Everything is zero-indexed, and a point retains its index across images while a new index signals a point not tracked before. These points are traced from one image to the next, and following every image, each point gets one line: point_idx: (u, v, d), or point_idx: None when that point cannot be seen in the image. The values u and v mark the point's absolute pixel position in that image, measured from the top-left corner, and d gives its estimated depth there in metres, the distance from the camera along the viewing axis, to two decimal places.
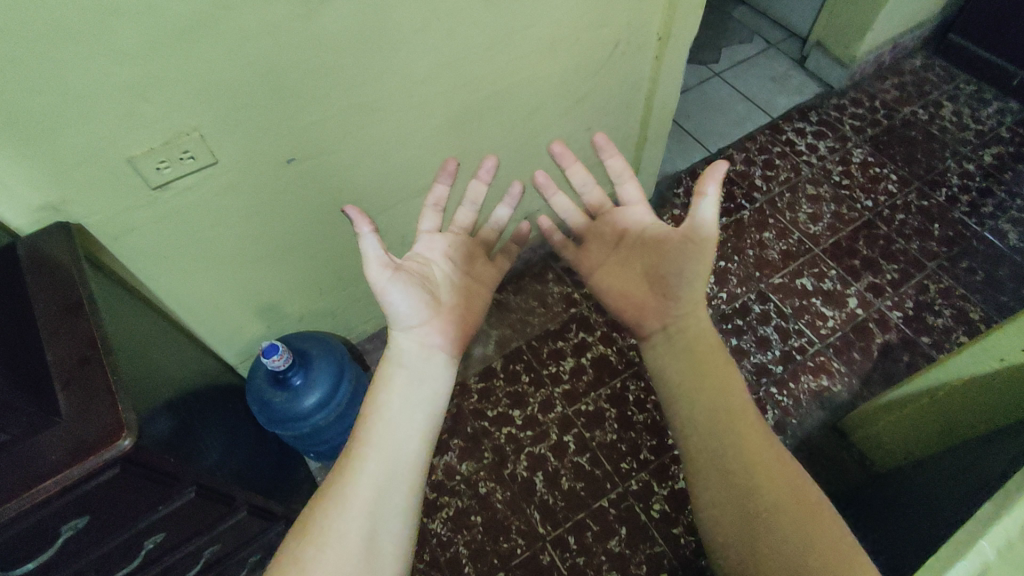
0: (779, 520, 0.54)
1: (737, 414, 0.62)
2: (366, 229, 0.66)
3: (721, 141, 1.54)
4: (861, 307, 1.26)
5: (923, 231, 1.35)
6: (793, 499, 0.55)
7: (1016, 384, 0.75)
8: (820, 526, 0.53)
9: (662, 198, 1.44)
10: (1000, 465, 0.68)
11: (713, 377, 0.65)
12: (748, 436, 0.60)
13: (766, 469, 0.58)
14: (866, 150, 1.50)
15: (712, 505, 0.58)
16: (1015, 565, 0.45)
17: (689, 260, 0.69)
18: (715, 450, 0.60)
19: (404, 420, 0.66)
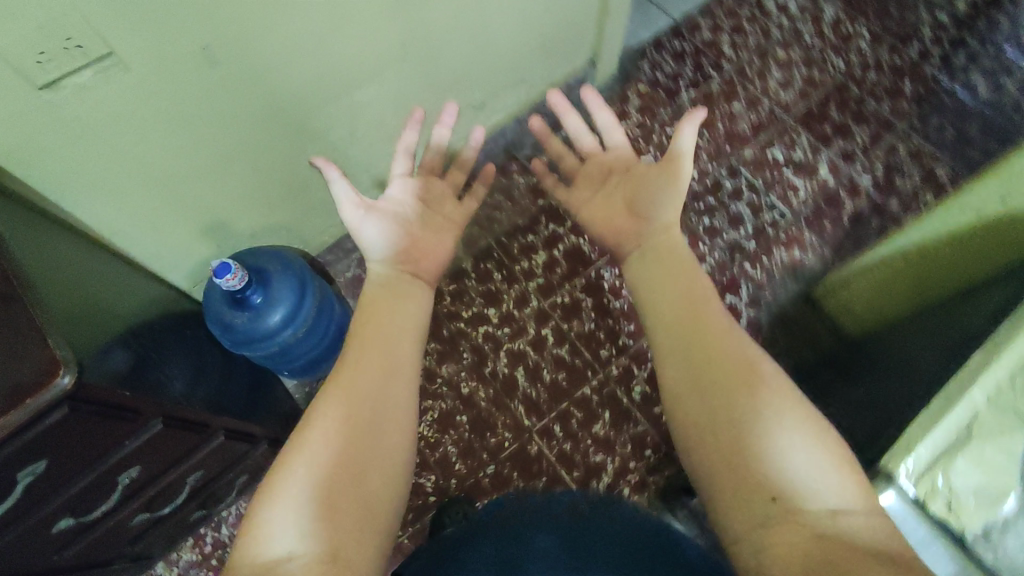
0: (737, 389, 0.51)
1: (702, 305, 0.59)
2: (334, 173, 0.74)
3: (686, 7, 1.42)
4: (832, 175, 1.24)
5: (894, 91, 1.31)
6: (755, 369, 0.52)
7: (1006, 228, 0.76)
8: (784, 397, 0.50)
9: (627, 75, 1.35)
10: (982, 320, 0.69)
11: (683, 276, 0.63)
12: (713, 321, 0.58)
13: (737, 364, 0.53)
14: (838, 7, 1.41)
15: (689, 410, 0.53)
16: (1004, 412, 0.45)
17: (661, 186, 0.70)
18: (678, 333, 0.58)
19: (392, 333, 0.64)
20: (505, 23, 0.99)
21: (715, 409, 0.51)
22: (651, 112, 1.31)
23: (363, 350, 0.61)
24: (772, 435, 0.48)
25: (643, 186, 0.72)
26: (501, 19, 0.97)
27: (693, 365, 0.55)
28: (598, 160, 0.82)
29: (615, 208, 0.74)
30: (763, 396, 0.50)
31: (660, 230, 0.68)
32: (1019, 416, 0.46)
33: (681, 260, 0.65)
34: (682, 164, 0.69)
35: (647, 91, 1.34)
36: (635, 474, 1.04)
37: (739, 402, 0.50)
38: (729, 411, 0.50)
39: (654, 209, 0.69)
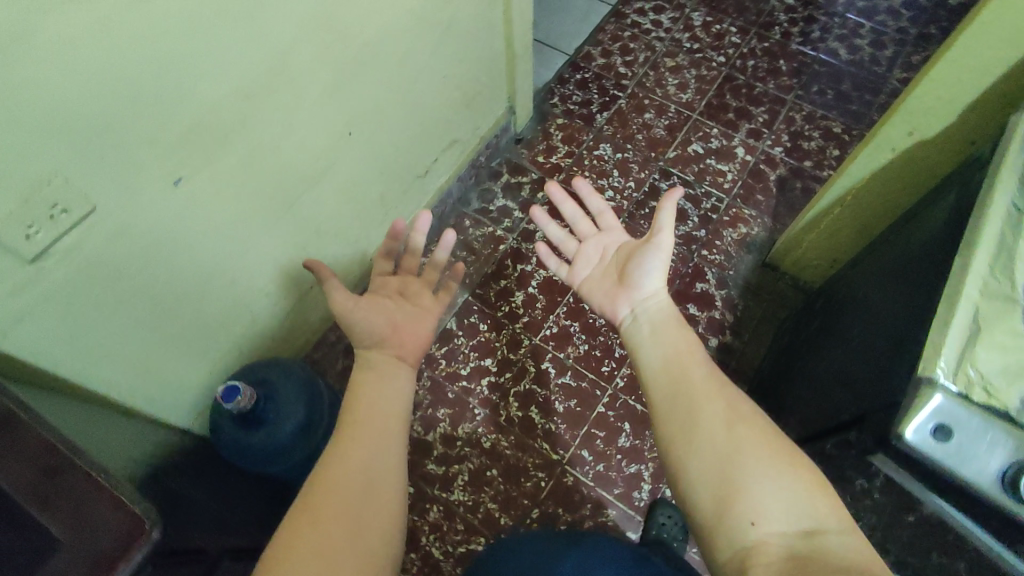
0: (718, 420, 0.54)
1: (690, 352, 0.62)
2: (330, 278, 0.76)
3: (575, 42, 1.55)
4: (749, 153, 1.37)
5: (773, 70, 1.47)
6: (736, 406, 0.56)
7: (906, 169, 0.85)
8: (761, 431, 0.53)
9: (543, 114, 1.45)
10: (919, 234, 0.77)
11: (673, 329, 0.65)
12: (698, 364, 0.61)
13: (726, 399, 0.56)
14: (703, 12, 1.58)
15: (677, 440, 0.55)
16: (998, 301, 0.52)
17: (648, 259, 0.70)
18: (663, 373, 0.61)
19: (382, 405, 0.63)
20: (432, 92, 1.05)
21: (697, 439, 0.54)
22: (575, 140, 1.41)
23: (355, 425, 0.60)
24: (747, 465, 0.51)
25: (632, 256, 0.73)
26: (426, 89, 1.03)
27: (676, 399, 0.58)
28: (596, 242, 0.80)
29: (610, 281, 0.75)
30: (741, 431, 0.53)
31: (650, 296, 0.69)
32: (1007, 300, 0.52)
33: (667, 317, 0.67)
34: (663, 238, 0.69)
35: (565, 123, 1.43)
36: None
37: (719, 436, 0.53)
38: (711, 441, 0.53)
39: (642, 280, 0.70)
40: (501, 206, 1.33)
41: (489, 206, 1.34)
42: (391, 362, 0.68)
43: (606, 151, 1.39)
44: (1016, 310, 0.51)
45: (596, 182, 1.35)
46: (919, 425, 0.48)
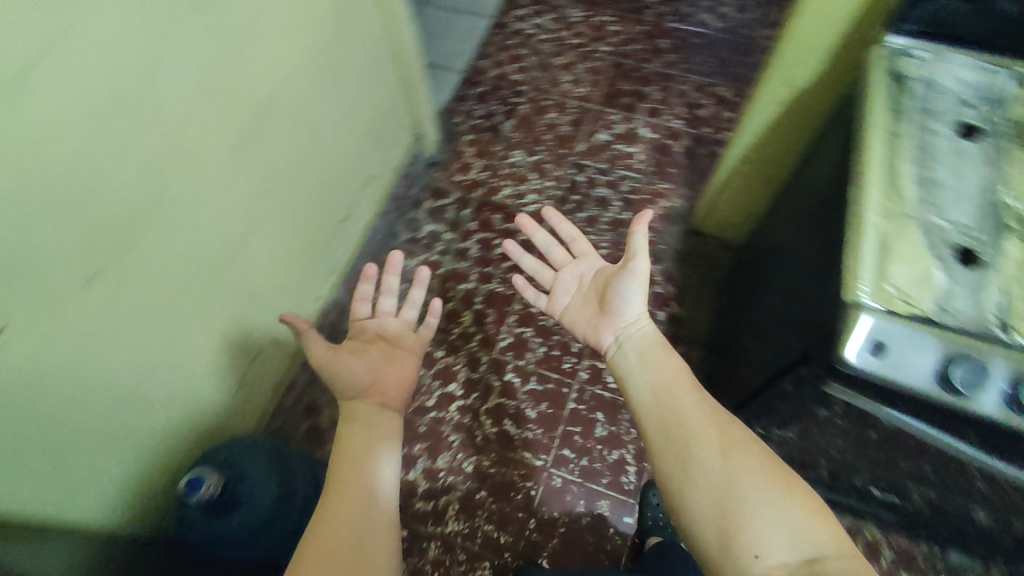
0: (714, 449, 0.57)
1: (678, 382, 0.65)
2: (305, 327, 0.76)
3: (466, 59, 1.58)
4: (652, 132, 1.43)
5: (656, 50, 1.55)
6: (729, 432, 0.58)
7: (792, 120, 0.92)
8: (756, 458, 0.56)
9: (450, 134, 1.46)
10: (816, 173, 0.83)
11: (659, 360, 0.68)
12: (687, 393, 0.63)
13: (722, 427, 0.59)
14: (580, 9, 1.64)
15: (676, 470, 0.58)
16: (895, 217, 0.56)
17: (628, 285, 0.72)
18: (655, 406, 0.63)
19: (364, 457, 0.64)
20: (337, 135, 1.04)
21: (694, 470, 0.57)
22: (488, 153, 1.43)
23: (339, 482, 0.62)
24: (746, 496, 0.53)
25: (611, 283, 0.75)
26: (331, 136, 1.03)
27: (670, 432, 0.60)
28: (571, 270, 0.83)
29: (590, 309, 0.77)
30: (738, 459, 0.56)
31: (633, 322, 0.72)
32: (901, 215, 0.57)
33: (652, 345, 0.70)
34: (639, 263, 0.71)
35: (474, 138, 1.45)
36: None
37: (716, 465, 0.56)
38: (709, 474, 0.56)
39: (624, 307, 0.72)
40: (430, 232, 1.34)
41: (418, 234, 1.34)
42: (355, 416, 0.68)
43: (519, 157, 1.42)
44: (910, 222, 0.56)
45: (516, 189, 1.38)
46: (856, 346, 0.52)
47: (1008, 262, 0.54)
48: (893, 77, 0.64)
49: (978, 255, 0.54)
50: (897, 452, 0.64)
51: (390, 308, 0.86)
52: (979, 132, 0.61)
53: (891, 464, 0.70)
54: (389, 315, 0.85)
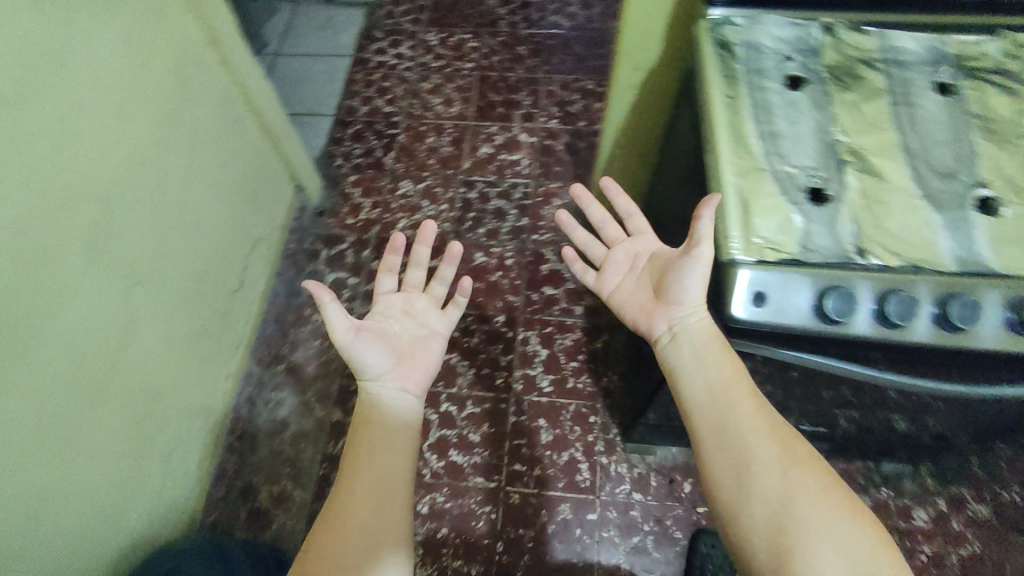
0: (774, 462, 0.55)
1: (738, 386, 0.58)
2: (327, 298, 0.63)
3: (332, 101, 1.55)
4: (531, 135, 1.46)
5: (516, 58, 1.59)
6: (788, 445, 0.56)
7: (648, 102, 0.96)
8: (813, 474, 0.54)
9: (333, 178, 1.43)
10: (678, 146, 0.88)
11: (718, 357, 0.59)
12: (746, 397, 0.58)
13: (782, 438, 0.56)
14: (435, 31, 1.66)
15: (737, 481, 0.55)
16: (749, 172, 0.60)
17: (687, 272, 0.61)
18: (709, 410, 0.59)
19: (371, 526, 0.57)
20: (210, 205, 0.99)
21: (752, 483, 0.54)
22: (375, 189, 1.41)
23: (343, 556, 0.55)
24: (806, 516, 0.52)
25: (668, 269, 0.65)
26: (203, 208, 0.98)
27: (726, 441, 0.57)
28: (625, 248, 0.74)
29: (643, 293, 0.69)
30: (797, 476, 0.54)
31: (693, 313, 0.63)
32: (754, 169, 0.60)
33: (711, 339, 0.60)
34: (704, 251, 0.59)
35: (358, 178, 1.43)
36: (599, 441, 1.12)
37: (775, 480, 0.54)
38: (770, 489, 0.53)
39: (681, 296, 0.63)
40: (334, 281, 1.30)
41: (321, 286, 1.30)
42: None
43: (408, 188, 1.41)
44: (764, 173, 0.60)
45: (412, 219, 1.37)
46: (740, 300, 0.54)
47: (851, 192, 0.59)
48: (722, 45, 0.68)
49: (826, 192, 0.59)
50: (804, 386, 0.68)
51: (417, 283, 0.74)
52: (804, 81, 0.66)
53: (804, 398, 0.74)
54: (417, 291, 0.74)
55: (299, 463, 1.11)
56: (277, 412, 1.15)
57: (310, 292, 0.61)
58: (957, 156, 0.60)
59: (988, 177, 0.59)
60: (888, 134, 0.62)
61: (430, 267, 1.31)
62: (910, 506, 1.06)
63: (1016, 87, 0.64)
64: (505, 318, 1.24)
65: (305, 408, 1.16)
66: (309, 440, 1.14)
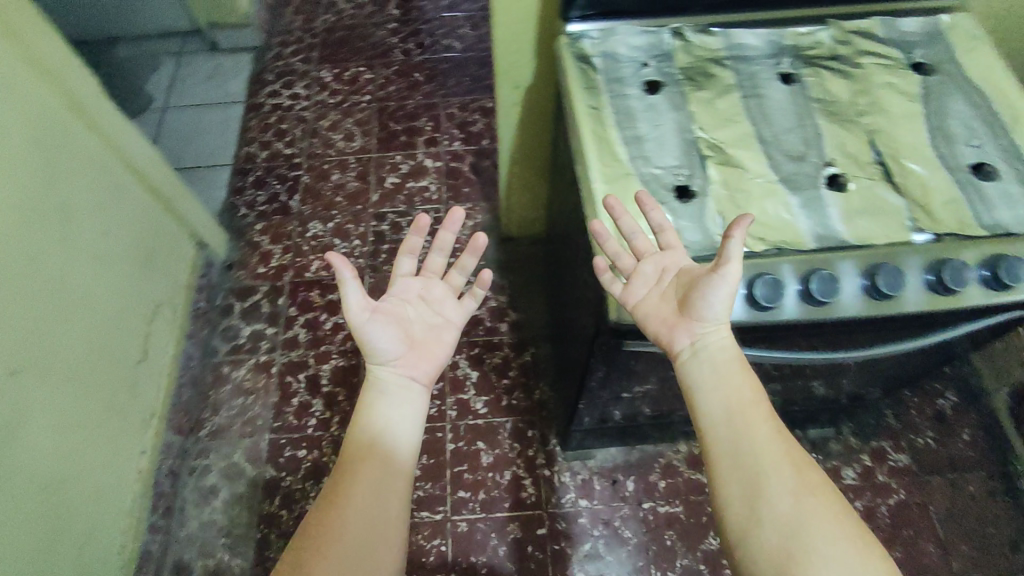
0: (787, 485, 0.47)
1: (753, 403, 0.52)
2: (349, 274, 0.57)
3: (229, 150, 1.51)
4: (436, 160, 1.47)
5: (413, 86, 1.60)
6: (806, 472, 0.48)
7: (534, 117, 0.98)
8: (833, 503, 0.47)
9: (238, 229, 1.39)
10: (565, 157, 0.90)
11: (737, 373, 0.53)
12: (764, 418, 0.51)
13: (800, 466, 0.49)
14: (328, 68, 1.64)
15: (744, 505, 0.48)
16: (618, 180, 0.62)
17: (711, 291, 0.53)
18: (723, 425, 0.51)
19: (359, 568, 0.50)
20: (96, 278, 0.94)
21: (761, 507, 0.47)
22: (284, 234, 1.38)
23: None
24: (818, 552, 0.44)
25: (692, 283, 0.55)
26: (90, 279, 0.93)
27: (739, 459, 0.49)
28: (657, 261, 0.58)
29: (672, 308, 0.56)
30: (812, 506, 0.46)
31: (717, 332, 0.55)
32: (622, 176, 0.62)
33: (731, 360, 0.54)
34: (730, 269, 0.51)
35: (265, 225, 1.39)
36: (539, 455, 1.13)
37: (788, 508, 0.46)
38: (779, 518, 0.46)
39: (706, 313, 0.54)
40: (251, 333, 1.26)
41: (238, 341, 1.25)
42: None
43: (318, 228, 1.39)
44: (632, 178, 0.62)
45: (325, 259, 1.34)
46: (621, 304, 0.58)
47: (713, 185, 0.62)
48: (581, 59, 0.71)
49: (691, 189, 0.62)
50: None
51: (438, 267, 0.67)
52: (661, 85, 0.69)
53: None
54: (435, 276, 0.67)
55: (234, 529, 1.06)
56: (204, 480, 1.10)
57: (333, 266, 0.55)
58: (804, 140, 0.65)
59: (833, 156, 0.64)
60: (742, 126, 0.66)
61: None
62: (839, 466, 1.11)
63: (850, 70, 0.69)
64: None
65: (234, 471, 1.12)
66: (242, 503, 1.09)
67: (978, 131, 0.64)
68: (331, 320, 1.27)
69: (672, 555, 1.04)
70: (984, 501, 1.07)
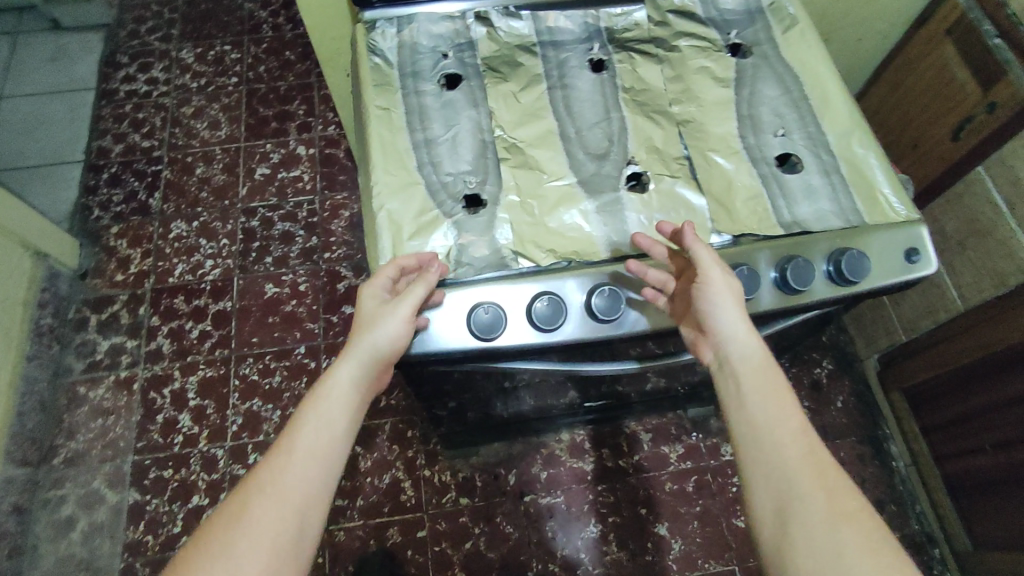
0: (819, 509, 0.44)
1: (786, 420, 0.48)
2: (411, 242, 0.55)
3: (78, 144, 1.38)
4: (310, 147, 1.38)
5: (285, 65, 1.49)
6: (839, 497, 0.44)
7: None
8: (871, 528, 0.42)
9: (92, 233, 1.28)
10: None
11: (766, 384, 0.49)
12: (796, 434, 0.47)
13: (837, 489, 0.45)
14: (190, 47, 1.51)
15: (780, 529, 0.44)
16: (403, 190, 0.57)
17: (715, 298, 0.50)
18: (751, 441, 0.48)
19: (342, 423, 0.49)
20: None
21: (792, 532, 0.43)
22: (143, 236, 1.28)
23: (219, 546, 0.43)
24: None
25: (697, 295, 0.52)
26: None
27: (768, 479, 0.46)
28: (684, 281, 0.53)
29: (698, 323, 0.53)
30: (845, 535, 0.42)
31: (736, 341, 0.50)
32: (408, 186, 0.57)
33: (759, 369, 0.50)
34: (711, 274, 0.50)
35: (122, 228, 1.29)
36: (420, 455, 1.09)
37: (820, 535, 0.43)
38: (811, 545, 0.42)
39: (719, 322, 0.51)
40: (109, 348, 1.17)
41: (94, 357, 1.16)
42: None
43: (181, 228, 1.29)
44: (417, 189, 0.57)
45: (190, 261, 1.25)
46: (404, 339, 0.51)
47: (506, 192, 0.57)
48: (374, 51, 0.64)
49: (481, 198, 0.57)
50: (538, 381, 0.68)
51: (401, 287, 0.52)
52: (460, 79, 0.64)
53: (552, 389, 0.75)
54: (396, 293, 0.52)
55: (94, 561, 1.01)
56: (59, 513, 1.04)
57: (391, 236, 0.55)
58: (608, 136, 0.61)
59: (637, 153, 0.60)
60: (546, 122, 0.62)
61: (216, 311, 1.21)
62: (719, 444, 1.11)
63: (662, 54, 0.66)
64: (305, 348, 1.17)
65: (93, 498, 1.06)
66: (103, 532, 1.03)
67: (787, 117, 0.63)
68: (197, 328, 1.19)
69: (552, 546, 1.04)
70: (854, 466, 1.10)
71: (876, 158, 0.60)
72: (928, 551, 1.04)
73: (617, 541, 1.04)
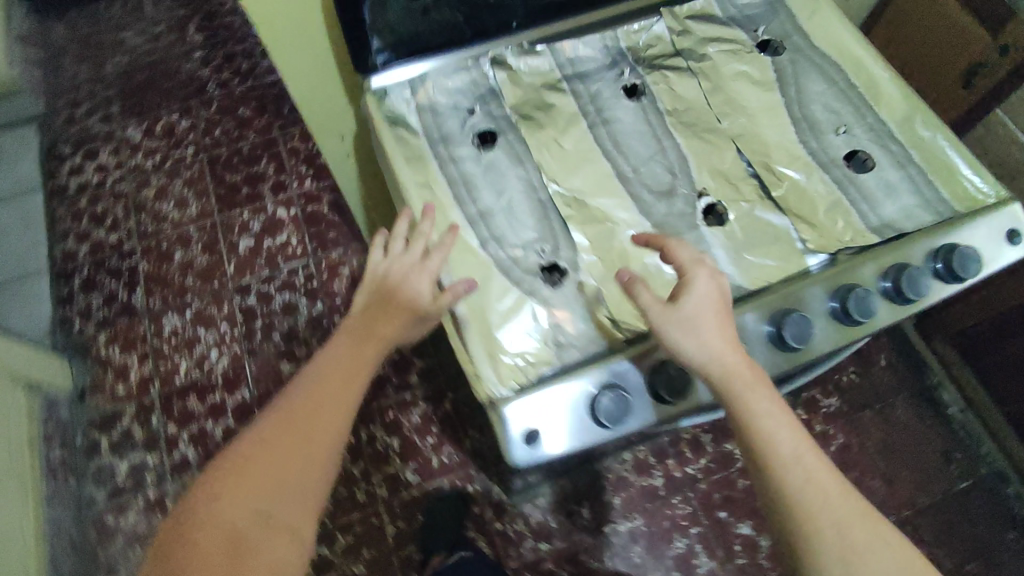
0: (837, 550, 0.41)
1: (792, 448, 0.44)
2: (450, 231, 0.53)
3: (41, 252, 1.28)
4: (290, 206, 1.30)
5: (242, 123, 1.39)
6: (856, 528, 0.42)
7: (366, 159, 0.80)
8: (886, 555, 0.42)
9: (81, 347, 1.19)
10: None
11: (768, 412, 0.45)
12: (807, 464, 0.44)
13: (851, 518, 0.42)
14: (135, 123, 1.41)
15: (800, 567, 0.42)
16: (475, 275, 0.52)
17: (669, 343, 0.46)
18: (765, 477, 0.44)
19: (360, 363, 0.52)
20: None
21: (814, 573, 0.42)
22: (136, 339, 1.19)
23: (248, 464, 0.47)
24: None
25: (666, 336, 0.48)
26: None
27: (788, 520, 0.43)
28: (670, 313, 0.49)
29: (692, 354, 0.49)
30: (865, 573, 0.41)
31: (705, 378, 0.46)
32: (478, 269, 0.52)
33: (757, 397, 0.45)
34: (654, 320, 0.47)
35: (111, 334, 1.19)
36: (487, 509, 1.05)
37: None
38: None
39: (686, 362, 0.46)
40: (130, 468, 1.09)
41: (118, 481, 1.08)
42: None
43: (174, 322, 1.20)
44: (489, 270, 0.52)
45: (193, 356, 1.17)
46: (514, 445, 0.47)
47: (582, 255, 0.54)
48: (396, 121, 0.58)
49: (557, 266, 0.53)
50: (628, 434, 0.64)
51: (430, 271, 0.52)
52: (495, 136, 0.59)
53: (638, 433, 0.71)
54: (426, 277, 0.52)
55: None
56: None
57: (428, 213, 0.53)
58: (668, 168, 0.57)
59: (705, 182, 0.57)
60: (599, 166, 0.57)
61: (235, 403, 1.13)
62: None
63: (694, 66, 0.62)
64: None
65: None
66: None
67: (843, 113, 0.60)
68: (219, 427, 1.11)
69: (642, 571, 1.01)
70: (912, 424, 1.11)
71: (944, 139, 0.58)
72: (1002, 491, 1.05)
73: (706, 550, 1.02)
